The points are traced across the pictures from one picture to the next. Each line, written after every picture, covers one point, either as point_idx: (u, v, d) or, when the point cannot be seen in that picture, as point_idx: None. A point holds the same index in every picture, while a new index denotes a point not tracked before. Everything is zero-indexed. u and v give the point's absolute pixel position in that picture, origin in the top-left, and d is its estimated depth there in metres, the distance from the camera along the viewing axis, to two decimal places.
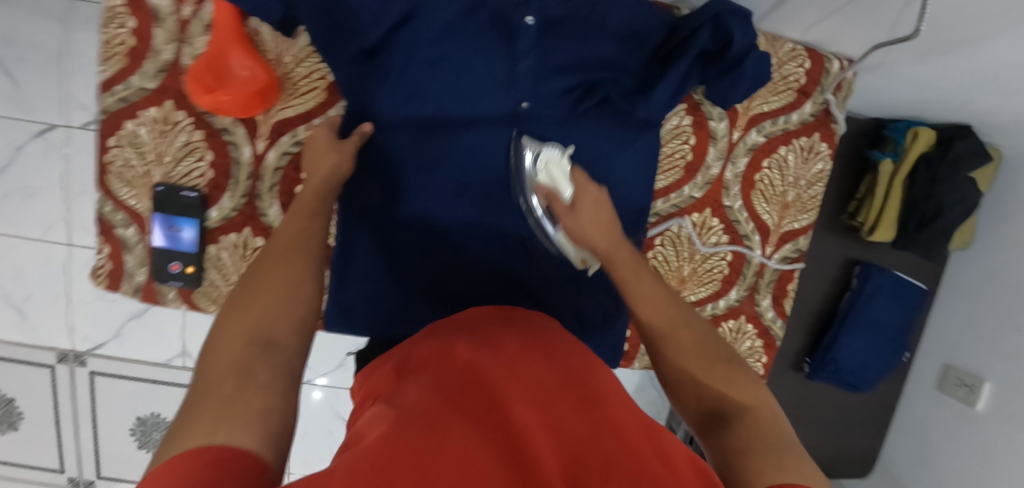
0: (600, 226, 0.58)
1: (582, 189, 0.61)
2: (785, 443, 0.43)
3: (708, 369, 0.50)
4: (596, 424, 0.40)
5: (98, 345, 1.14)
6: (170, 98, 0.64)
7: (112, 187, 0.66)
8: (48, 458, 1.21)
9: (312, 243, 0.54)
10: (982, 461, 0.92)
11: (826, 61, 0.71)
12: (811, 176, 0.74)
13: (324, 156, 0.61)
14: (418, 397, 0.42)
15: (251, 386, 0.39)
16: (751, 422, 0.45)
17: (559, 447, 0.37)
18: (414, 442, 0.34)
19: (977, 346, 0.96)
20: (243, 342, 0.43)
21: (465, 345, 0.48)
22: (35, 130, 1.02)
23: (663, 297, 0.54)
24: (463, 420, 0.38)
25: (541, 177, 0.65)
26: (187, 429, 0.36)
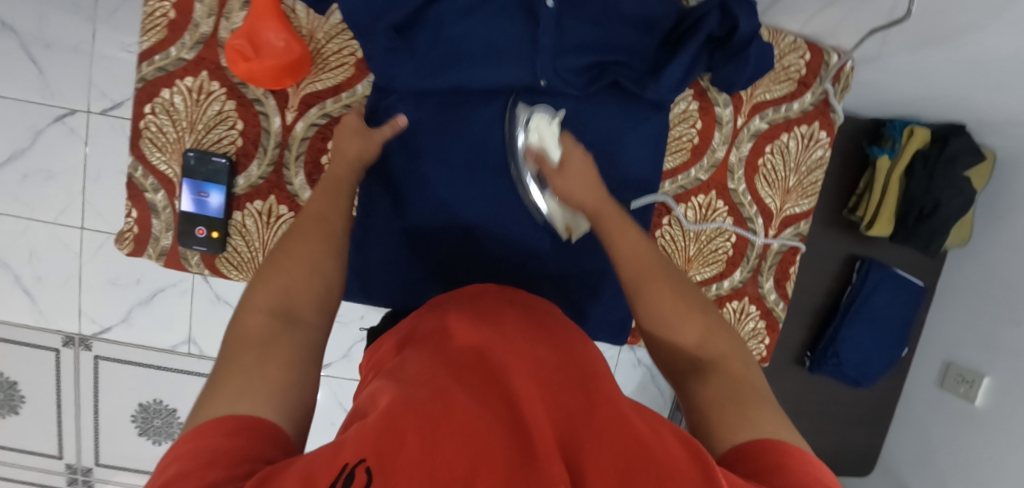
0: (586, 188, 0.61)
1: (569, 152, 0.63)
2: (753, 396, 0.46)
3: (685, 325, 0.52)
4: (593, 397, 0.41)
5: (104, 328, 1.14)
6: (206, 69, 0.67)
7: (145, 152, 0.68)
8: (48, 443, 1.20)
9: (332, 226, 0.56)
10: (981, 454, 0.93)
11: (825, 54, 0.76)
12: (812, 163, 0.78)
13: (352, 139, 0.63)
14: (423, 365, 0.43)
15: (271, 359, 0.42)
16: (721, 373, 0.48)
17: (557, 416, 0.39)
18: (419, 409, 0.36)
19: (978, 343, 0.97)
20: (267, 316, 0.46)
21: (467, 323, 0.49)
22: (56, 115, 1.05)
23: (647, 255, 0.56)
24: (466, 391, 0.40)
25: (531, 140, 0.67)
26: (213, 398, 0.39)
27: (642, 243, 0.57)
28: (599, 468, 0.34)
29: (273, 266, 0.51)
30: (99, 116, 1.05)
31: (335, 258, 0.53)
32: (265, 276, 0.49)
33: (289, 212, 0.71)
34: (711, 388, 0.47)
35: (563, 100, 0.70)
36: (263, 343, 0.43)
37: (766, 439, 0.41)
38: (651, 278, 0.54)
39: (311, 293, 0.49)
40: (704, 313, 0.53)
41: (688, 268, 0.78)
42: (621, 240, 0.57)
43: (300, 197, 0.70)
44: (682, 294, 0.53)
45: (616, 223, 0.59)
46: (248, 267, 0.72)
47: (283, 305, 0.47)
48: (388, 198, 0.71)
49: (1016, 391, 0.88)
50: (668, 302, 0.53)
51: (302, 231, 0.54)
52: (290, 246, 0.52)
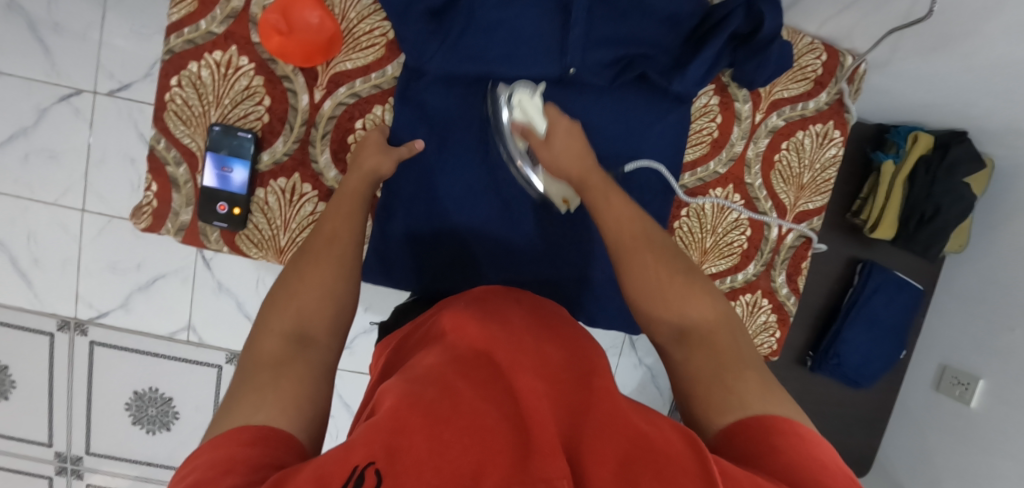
0: (572, 157, 0.61)
1: (555, 121, 0.63)
2: (736, 366, 0.47)
3: (672, 289, 0.52)
4: (594, 393, 0.43)
5: (102, 313, 1.11)
6: (235, 44, 0.67)
7: (169, 125, 0.68)
8: (38, 430, 1.17)
9: (344, 247, 0.54)
10: (977, 456, 0.94)
11: (841, 56, 0.78)
12: (825, 160, 0.80)
13: (375, 153, 0.64)
14: (430, 362, 0.44)
15: (285, 377, 0.42)
16: (710, 337, 0.49)
17: (560, 414, 0.40)
18: (428, 406, 0.37)
19: (972, 347, 0.98)
20: (281, 336, 0.46)
21: (475, 319, 0.50)
22: (61, 95, 1.02)
23: (634, 225, 0.56)
24: (473, 388, 0.41)
25: (516, 115, 0.67)
26: (232, 412, 0.39)
27: (630, 214, 0.57)
28: (599, 462, 0.36)
29: (287, 291, 0.50)
30: (105, 97, 1.02)
31: (347, 285, 0.53)
32: (279, 302, 0.49)
33: (313, 191, 0.70)
34: (697, 359, 0.48)
35: (590, 89, 0.71)
36: (277, 364, 0.43)
37: (760, 416, 0.42)
38: (637, 249, 0.54)
39: (325, 317, 0.49)
40: (689, 280, 0.53)
41: (704, 260, 0.79)
42: (607, 210, 0.57)
43: (325, 176, 0.70)
44: (667, 263, 0.54)
45: (600, 194, 0.58)
46: (268, 245, 0.71)
47: (297, 328, 0.47)
48: (410, 179, 0.71)
49: (1011, 394, 0.90)
50: (654, 271, 0.53)
51: (315, 254, 0.53)
52: (302, 269, 0.51)
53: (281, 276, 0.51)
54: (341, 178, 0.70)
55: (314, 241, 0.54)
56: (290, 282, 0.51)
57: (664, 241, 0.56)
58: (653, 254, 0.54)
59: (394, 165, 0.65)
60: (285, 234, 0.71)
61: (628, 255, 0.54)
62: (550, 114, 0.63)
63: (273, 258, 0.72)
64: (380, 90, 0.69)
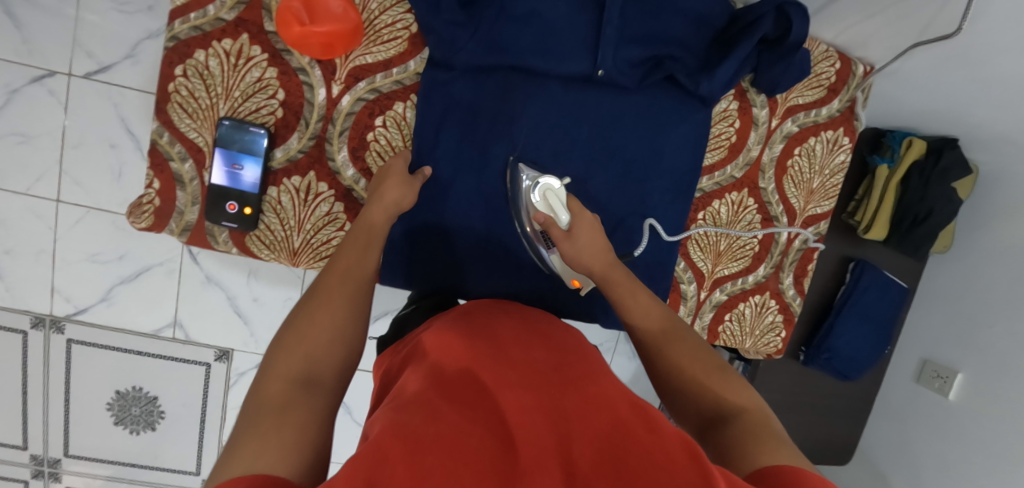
0: (596, 253, 0.61)
1: (578, 215, 0.64)
2: (771, 434, 0.44)
3: (703, 379, 0.51)
4: (579, 410, 0.46)
5: (80, 309, 1.05)
6: (246, 32, 0.62)
7: (173, 118, 0.63)
8: (10, 431, 1.10)
9: (357, 287, 0.51)
10: (957, 445, 1.00)
11: (853, 64, 0.79)
12: (834, 166, 0.82)
13: (393, 182, 0.61)
14: (418, 390, 0.48)
15: (288, 425, 0.38)
16: (746, 422, 0.46)
17: (546, 430, 0.44)
18: (410, 433, 0.41)
19: (952, 343, 1.03)
20: (286, 379, 0.42)
21: (461, 344, 0.55)
22: (33, 76, 0.94)
23: (661, 323, 0.57)
24: (456, 412, 0.45)
25: (540, 204, 0.65)
26: (231, 461, 0.35)
27: (655, 310, 0.58)
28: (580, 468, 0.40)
29: (295, 331, 0.46)
30: (81, 80, 0.95)
31: (358, 322, 0.49)
32: (288, 341, 0.45)
33: (329, 190, 0.67)
34: (738, 428, 0.45)
35: (617, 90, 0.71)
36: (280, 409, 0.39)
37: (786, 466, 0.39)
38: (663, 338, 0.55)
39: (332, 359, 0.46)
40: (720, 369, 0.52)
41: (717, 262, 0.80)
42: (631, 302, 0.58)
43: (342, 175, 0.67)
44: (698, 354, 0.54)
45: (627, 288, 0.59)
46: (280, 246, 0.68)
47: (304, 371, 0.43)
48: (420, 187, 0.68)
49: (988, 387, 0.96)
50: (686, 359, 0.53)
51: (325, 291, 0.49)
52: (311, 306, 0.48)
53: (290, 315, 0.48)
54: (359, 178, 0.67)
55: (327, 278, 0.50)
56: (299, 322, 0.47)
57: (696, 338, 0.56)
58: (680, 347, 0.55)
59: (415, 199, 0.62)
60: (299, 235, 0.67)
61: (666, 344, 0.55)
62: (572, 208, 0.64)
63: (285, 260, 0.68)
64: (401, 86, 0.66)
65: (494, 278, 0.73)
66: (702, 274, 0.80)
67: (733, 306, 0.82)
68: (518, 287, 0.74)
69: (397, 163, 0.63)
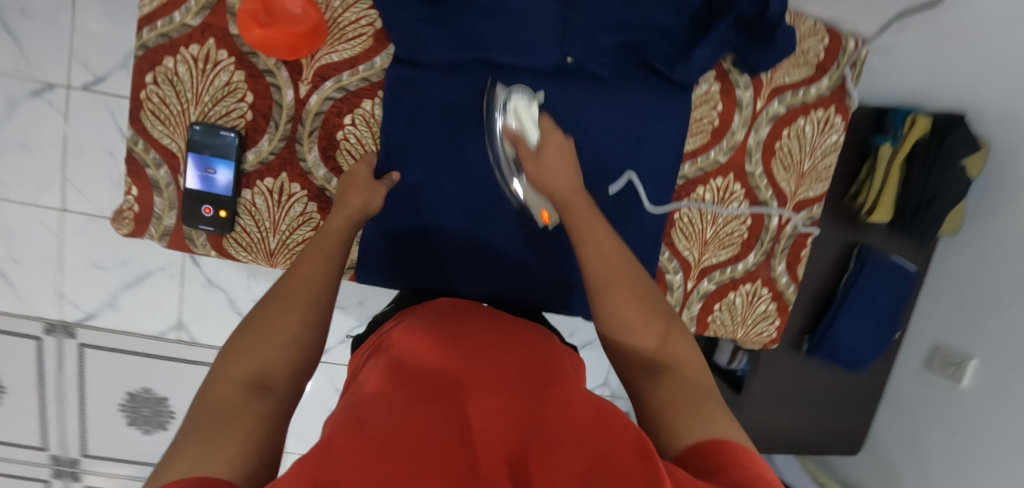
0: (561, 176, 0.60)
1: (548, 135, 0.63)
2: (700, 395, 0.47)
3: (642, 327, 0.51)
4: (543, 413, 0.45)
5: (89, 314, 1.09)
6: (213, 37, 0.63)
7: (146, 124, 0.64)
8: (29, 434, 1.15)
9: (317, 291, 0.51)
10: (971, 435, 0.96)
11: (843, 40, 0.76)
12: (826, 147, 0.78)
13: (358, 187, 0.61)
14: (382, 388, 0.47)
15: (237, 428, 0.38)
16: (676, 377, 0.48)
17: (509, 434, 0.43)
18: (369, 433, 0.40)
19: (965, 329, 0.98)
20: (240, 383, 0.42)
21: (430, 344, 0.54)
22: (34, 89, 0.97)
23: (614, 259, 0.55)
24: (418, 410, 0.44)
25: (509, 121, 0.64)
26: (173, 464, 0.35)
27: (612, 248, 0.56)
28: (537, 470, 0.39)
29: (249, 335, 0.46)
30: (79, 91, 0.97)
31: (317, 327, 0.49)
32: (244, 345, 0.45)
33: (302, 190, 0.67)
34: (667, 390, 0.47)
35: (590, 77, 0.69)
36: (228, 413, 0.39)
37: (717, 440, 0.41)
38: (612, 276, 0.54)
39: (288, 363, 0.45)
40: (663, 319, 0.52)
41: (704, 251, 0.78)
42: (588, 243, 0.56)
43: (313, 175, 0.67)
44: (645, 300, 0.53)
45: (584, 217, 0.58)
46: (257, 248, 0.68)
47: (257, 376, 0.43)
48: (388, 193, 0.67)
49: (1003, 374, 0.91)
50: (631, 306, 0.52)
51: (284, 295, 0.50)
52: (268, 311, 0.48)
53: (246, 319, 0.48)
54: (331, 178, 0.67)
55: (287, 282, 0.51)
56: (257, 325, 0.47)
57: (645, 280, 0.55)
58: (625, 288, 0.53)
59: (381, 204, 0.62)
60: (274, 236, 0.68)
61: (611, 285, 0.53)
62: (543, 127, 0.64)
63: (263, 261, 0.69)
64: (368, 83, 0.66)
65: (471, 274, 0.71)
66: (688, 263, 0.78)
67: (723, 295, 0.80)
68: (497, 286, 0.72)
69: (361, 168, 0.64)
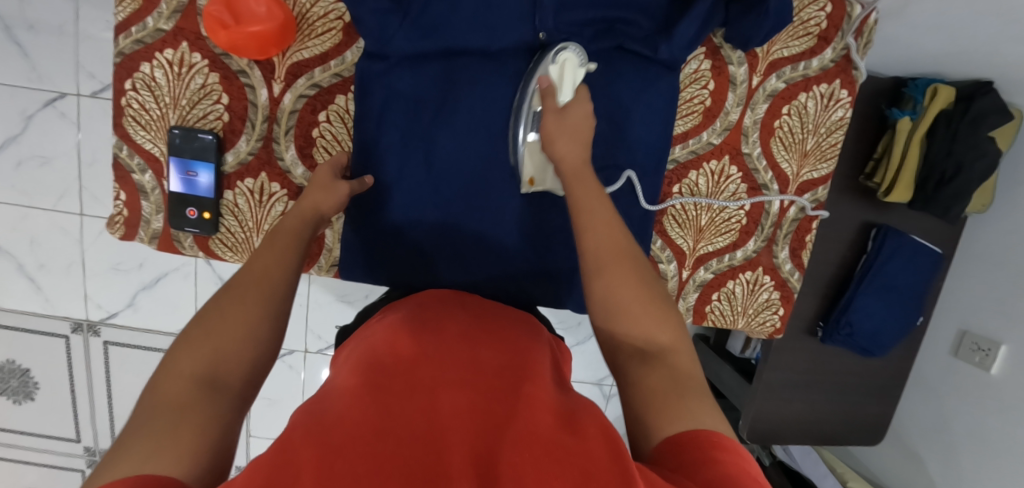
0: (571, 141, 0.60)
1: (577, 101, 0.62)
2: (693, 386, 0.43)
3: (643, 312, 0.48)
4: (516, 402, 0.42)
5: (112, 314, 1.13)
6: (185, 40, 0.63)
7: (129, 131, 0.65)
8: (64, 427, 1.21)
9: (274, 287, 0.51)
10: (1002, 427, 0.89)
11: (848, 5, 0.70)
12: (831, 124, 0.73)
13: (320, 188, 0.61)
14: (349, 381, 0.43)
15: (185, 425, 0.38)
16: (667, 365, 0.45)
17: (481, 429, 0.39)
18: (322, 435, 0.36)
19: (997, 312, 0.91)
20: (189, 378, 0.41)
21: (407, 335, 0.49)
22: (46, 99, 0.99)
23: (617, 244, 0.52)
24: (382, 406, 0.39)
25: (552, 70, 0.62)
26: (118, 463, 0.34)
27: (613, 229, 0.53)
28: (510, 467, 0.35)
29: (203, 329, 0.45)
30: (88, 99, 0.99)
31: (272, 322, 0.49)
32: (193, 341, 0.44)
33: (282, 190, 0.68)
34: (655, 375, 0.44)
35: None
36: (182, 410, 0.39)
37: (700, 428, 0.39)
38: (613, 260, 0.50)
39: (242, 361, 0.45)
40: (662, 303, 0.49)
41: (699, 238, 0.75)
42: (588, 216, 0.54)
43: (292, 173, 0.67)
44: (645, 286, 0.49)
45: (586, 199, 0.55)
46: (242, 248, 0.69)
47: (209, 372, 0.43)
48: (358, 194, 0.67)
49: None
50: (632, 289, 0.49)
51: (238, 291, 0.49)
52: (223, 305, 0.48)
53: (201, 312, 0.47)
54: (309, 175, 0.67)
55: (241, 275, 0.51)
56: (208, 320, 0.46)
57: (646, 267, 0.51)
58: (627, 271, 0.50)
59: (342, 207, 0.62)
60: (258, 235, 0.69)
61: (606, 271, 0.50)
62: (577, 92, 0.63)
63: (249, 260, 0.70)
64: (341, 78, 0.66)
65: (451, 267, 0.70)
66: (682, 252, 0.75)
67: (721, 284, 0.76)
68: (481, 280, 0.71)
69: (325, 169, 0.63)
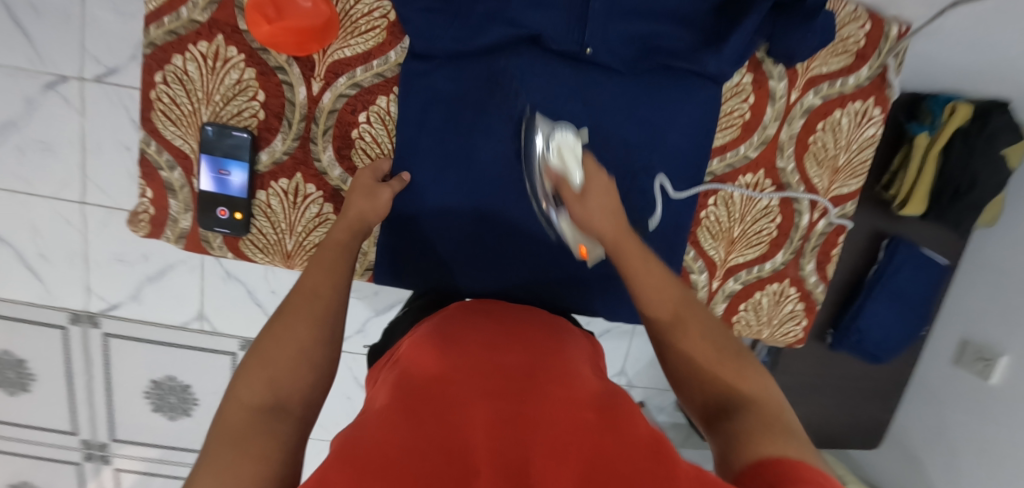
0: (608, 216, 0.55)
1: (592, 177, 0.57)
2: (780, 431, 0.39)
3: (718, 366, 0.46)
4: (554, 405, 0.40)
5: (113, 305, 1.08)
6: (221, 33, 0.61)
7: (158, 126, 0.63)
8: (61, 419, 1.18)
9: (326, 307, 0.49)
10: (998, 433, 0.94)
11: (886, 25, 0.71)
12: (863, 141, 0.74)
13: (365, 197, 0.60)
14: (382, 403, 0.41)
15: (251, 457, 0.37)
16: (756, 413, 0.41)
17: (519, 438, 0.37)
18: (356, 462, 0.33)
19: (999, 324, 0.95)
20: (251, 407, 0.41)
21: (436, 349, 0.46)
22: (45, 83, 0.92)
23: (679, 303, 0.50)
24: (415, 428, 0.37)
25: (551, 159, 0.59)
26: None
27: (670, 288, 0.51)
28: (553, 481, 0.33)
29: (259, 357, 0.44)
30: (93, 84, 0.91)
31: (326, 343, 0.48)
32: (252, 368, 0.43)
33: (317, 191, 0.66)
34: (744, 420, 0.41)
35: (610, 73, 0.66)
36: (244, 440, 0.38)
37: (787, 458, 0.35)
38: (677, 322, 0.49)
39: (299, 379, 0.44)
40: (735, 353, 0.46)
41: (731, 250, 0.76)
42: (642, 277, 0.51)
43: (328, 175, 0.65)
44: (715, 340, 0.48)
45: (638, 259, 0.52)
46: (274, 250, 0.67)
47: (270, 400, 0.42)
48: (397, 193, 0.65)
49: None
50: (704, 348, 0.47)
51: (291, 312, 0.48)
52: (276, 326, 0.47)
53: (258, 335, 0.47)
54: (346, 178, 0.66)
55: (294, 299, 0.49)
56: (264, 344, 0.45)
57: (711, 319, 0.50)
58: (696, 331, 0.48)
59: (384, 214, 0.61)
60: (291, 238, 0.67)
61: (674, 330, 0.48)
62: (587, 168, 0.57)
63: (280, 262, 0.68)
64: (383, 79, 0.64)
65: (486, 274, 0.70)
66: (713, 263, 0.76)
67: (748, 295, 0.78)
68: (514, 286, 0.71)
69: (365, 173, 0.62)
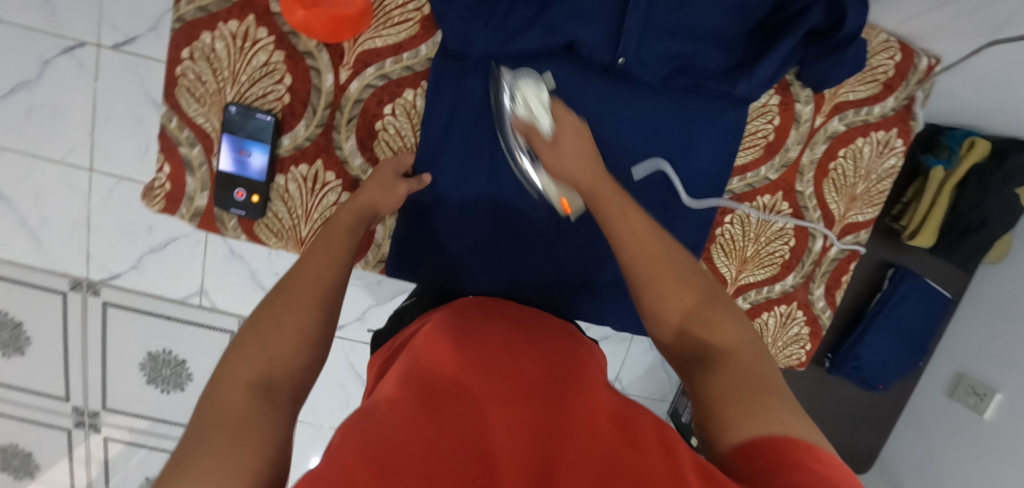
0: (580, 161, 0.53)
1: (561, 122, 0.56)
2: (758, 395, 0.38)
3: (695, 316, 0.44)
4: (572, 414, 0.39)
5: (114, 275, 1.07)
6: (253, 13, 0.61)
7: (182, 102, 0.63)
8: (54, 384, 1.17)
9: (328, 291, 0.47)
10: (982, 469, 0.94)
11: (916, 57, 0.71)
12: (883, 171, 0.74)
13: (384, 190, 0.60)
14: (395, 394, 0.39)
15: (245, 440, 0.35)
16: (730, 364, 0.41)
17: (538, 444, 0.36)
18: (375, 454, 0.32)
19: (995, 362, 0.96)
20: (244, 387, 0.39)
21: (450, 344, 0.45)
22: (64, 47, 0.90)
23: (655, 246, 0.47)
24: (434, 424, 0.35)
25: (519, 111, 0.58)
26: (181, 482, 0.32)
27: (650, 235, 0.47)
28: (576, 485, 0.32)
29: (256, 337, 0.43)
30: (110, 52, 0.89)
31: (326, 327, 0.46)
32: (248, 348, 0.42)
33: (336, 180, 0.65)
34: (721, 378, 0.39)
35: (638, 84, 0.66)
36: (238, 422, 0.36)
37: (771, 434, 0.34)
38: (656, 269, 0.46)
39: (295, 365, 0.43)
40: (712, 304, 0.45)
41: (743, 269, 0.76)
42: (620, 225, 0.48)
43: (349, 164, 0.65)
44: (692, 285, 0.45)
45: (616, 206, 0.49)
46: (288, 235, 0.66)
47: (264, 380, 0.40)
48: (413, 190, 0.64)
49: None
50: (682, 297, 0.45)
51: (292, 291, 0.46)
52: (275, 306, 0.45)
53: (254, 314, 0.45)
54: (367, 168, 0.65)
55: (294, 279, 0.47)
56: (262, 324, 0.44)
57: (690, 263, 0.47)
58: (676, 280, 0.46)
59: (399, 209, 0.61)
60: (306, 224, 0.66)
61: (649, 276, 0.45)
62: (555, 113, 0.57)
63: (293, 249, 0.67)
64: (412, 72, 0.63)
65: (499, 276, 0.69)
66: (724, 280, 0.76)
67: (756, 315, 0.78)
68: (525, 288, 0.70)
69: (388, 166, 0.62)
